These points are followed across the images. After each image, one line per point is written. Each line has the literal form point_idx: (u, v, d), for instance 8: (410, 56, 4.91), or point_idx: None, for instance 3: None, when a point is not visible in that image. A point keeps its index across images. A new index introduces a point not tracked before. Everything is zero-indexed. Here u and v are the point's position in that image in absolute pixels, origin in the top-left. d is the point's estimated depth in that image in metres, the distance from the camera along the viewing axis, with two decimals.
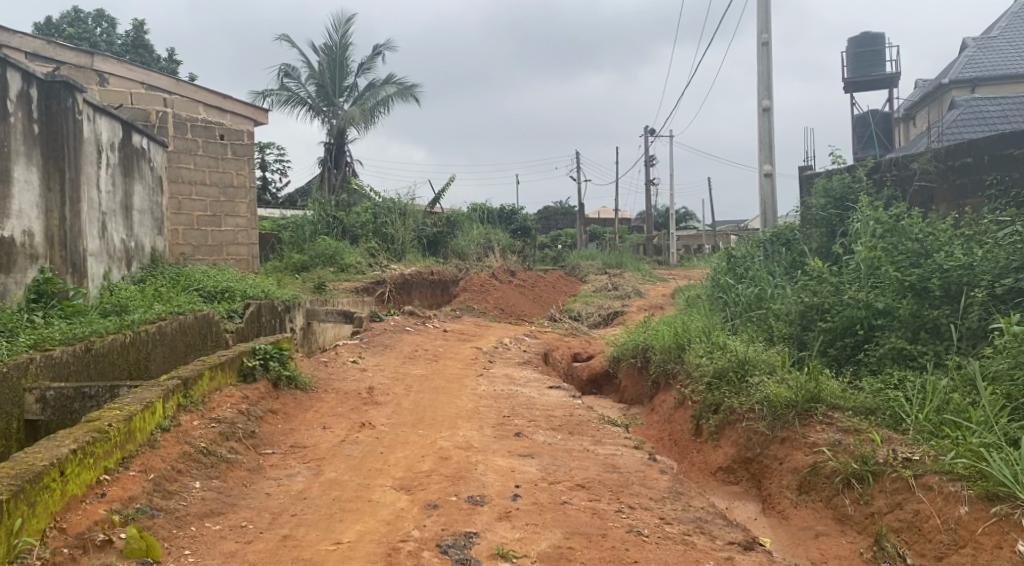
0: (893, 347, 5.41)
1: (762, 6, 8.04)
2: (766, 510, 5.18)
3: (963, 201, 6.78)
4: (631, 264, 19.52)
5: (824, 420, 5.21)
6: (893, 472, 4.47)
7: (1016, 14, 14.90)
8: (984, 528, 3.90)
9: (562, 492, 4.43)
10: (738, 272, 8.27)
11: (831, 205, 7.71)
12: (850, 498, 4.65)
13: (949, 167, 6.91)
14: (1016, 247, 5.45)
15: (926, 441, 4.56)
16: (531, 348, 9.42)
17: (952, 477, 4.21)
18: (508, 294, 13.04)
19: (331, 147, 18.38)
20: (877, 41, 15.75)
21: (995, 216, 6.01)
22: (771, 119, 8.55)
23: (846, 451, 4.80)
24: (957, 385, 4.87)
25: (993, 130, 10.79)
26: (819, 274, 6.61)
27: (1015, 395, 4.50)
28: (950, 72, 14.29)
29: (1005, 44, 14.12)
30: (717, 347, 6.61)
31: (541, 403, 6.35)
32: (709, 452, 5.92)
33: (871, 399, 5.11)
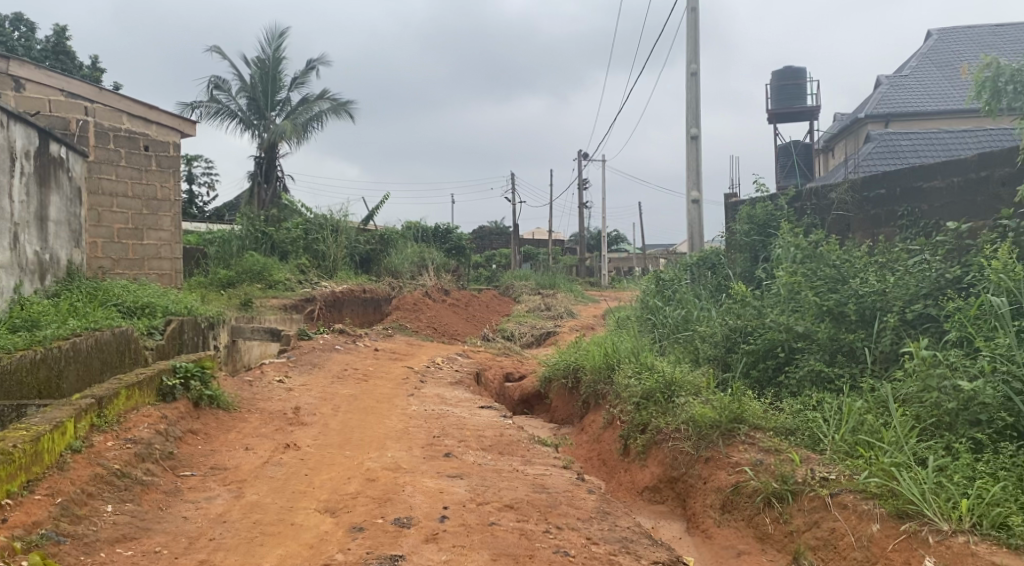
0: (812, 370, 5.60)
1: (691, 38, 8.28)
2: (690, 528, 5.28)
3: (877, 230, 7.10)
4: (565, 285, 19.72)
5: (745, 440, 5.35)
6: (811, 491, 4.62)
7: (925, 55, 15.75)
8: (894, 545, 4.05)
9: (490, 514, 4.41)
10: (667, 294, 8.43)
11: (754, 231, 8.00)
12: (770, 516, 4.77)
13: (864, 198, 7.23)
14: (924, 274, 5.74)
15: (842, 461, 4.73)
16: (462, 367, 9.39)
17: (865, 495, 4.38)
18: (441, 312, 12.98)
19: (262, 161, 18.06)
20: (799, 75, 16.44)
21: (906, 246, 6.31)
22: (699, 147, 8.80)
23: (767, 471, 4.93)
24: (870, 407, 5.07)
25: (903, 163, 11.36)
26: (743, 298, 6.83)
27: (924, 416, 4.71)
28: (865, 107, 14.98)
29: (916, 83, 14.89)
30: (645, 368, 6.72)
31: (471, 423, 6.32)
32: (636, 472, 6.01)
33: (791, 420, 5.29)
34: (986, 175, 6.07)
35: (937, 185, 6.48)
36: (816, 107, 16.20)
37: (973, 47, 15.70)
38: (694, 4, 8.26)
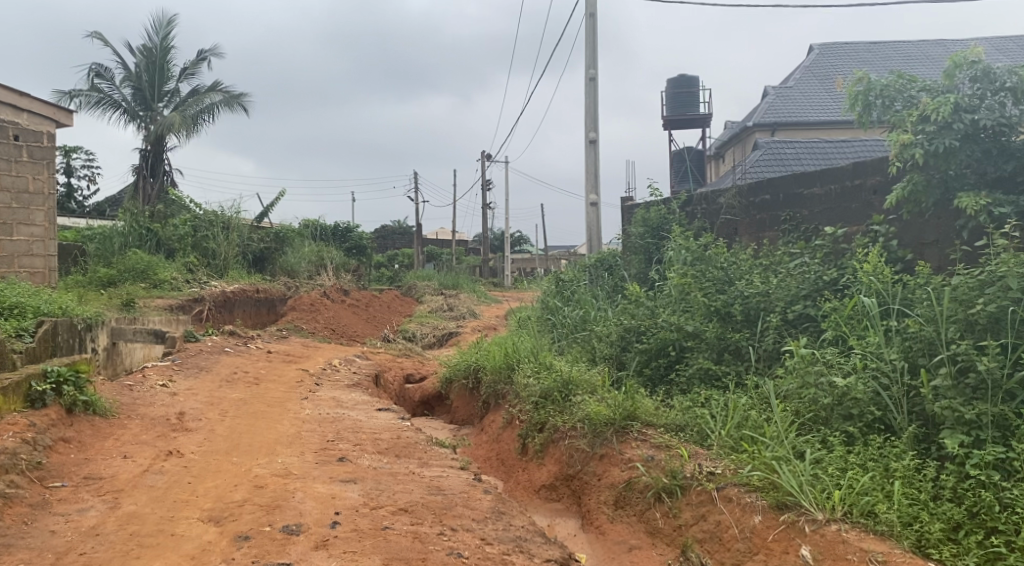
0: (701, 367, 5.80)
1: (589, 44, 8.43)
2: (585, 525, 5.38)
3: (761, 234, 7.44)
4: (467, 285, 19.72)
5: (638, 437, 5.48)
6: (698, 486, 4.77)
7: (806, 68, 16.62)
8: (774, 536, 4.22)
9: (383, 518, 4.34)
10: (566, 294, 8.55)
11: (649, 234, 8.28)
12: (660, 511, 4.90)
13: (750, 203, 7.55)
14: (804, 276, 6.05)
15: (728, 455, 4.91)
16: (360, 369, 9.23)
17: (748, 488, 4.56)
18: (340, 313, 12.73)
19: (148, 155, 17.22)
20: (692, 84, 16.97)
21: (787, 249, 6.64)
22: (597, 151, 8.97)
23: (658, 467, 5.06)
24: (754, 403, 5.29)
25: (785, 170, 11.96)
26: (637, 299, 7.02)
27: (802, 412, 4.95)
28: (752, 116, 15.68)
29: (798, 94, 15.69)
30: (544, 368, 6.79)
31: (367, 426, 6.21)
32: (534, 470, 6.07)
33: (680, 417, 5.45)
34: (859, 184, 6.42)
35: (816, 192, 6.82)
36: (708, 115, 16.82)
37: (850, 62, 16.69)
38: (591, 11, 8.41)
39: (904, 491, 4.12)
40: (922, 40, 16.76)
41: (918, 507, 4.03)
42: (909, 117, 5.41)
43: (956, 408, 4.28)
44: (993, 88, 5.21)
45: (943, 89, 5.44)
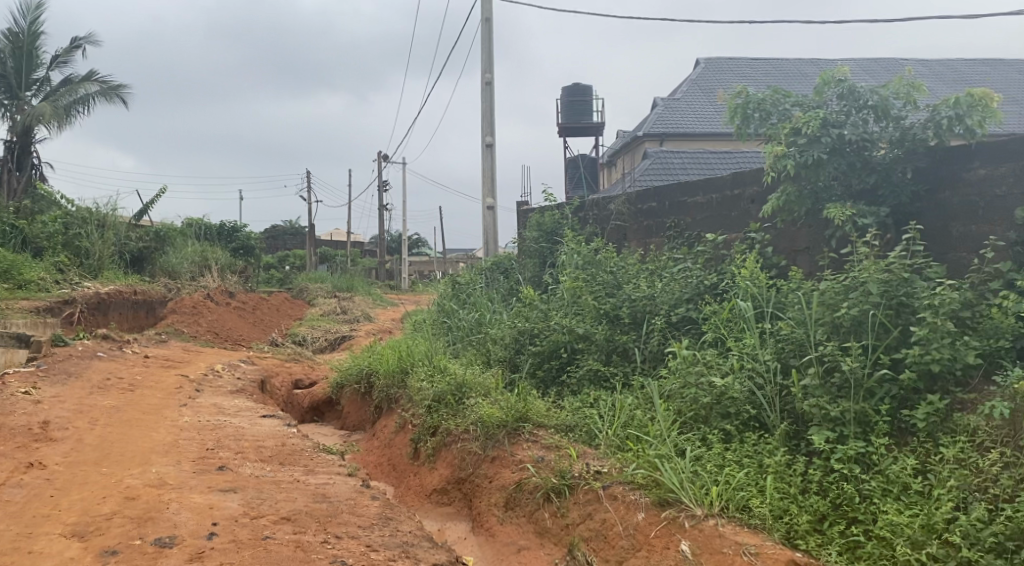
0: (590, 369, 5.92)
1: (485, 48, 8.48)
2: (475, 528, 5.38)
3: (648, 239, 7.68)
4: (361, 288, 19.41)
5: (529, 438, 5.53)
6: (586, 485, 4.85)
7: (693, 81, 17.30)
8: (656, 532, 4.34)
9: (264, 527, 4.20)
10: (461, 298, 8.56)
11: (543, 238, 8.41)
12: (548, 511, 4.96)
13: (639, 209, 7.78)
14: (688, 281, 6.28)
15: (614, 455, 5.03)
16: (246, 374, 8.91)
17: (633, 486, 4.68)
18: (225, 316, 12.26)
19: (14, 146, 16.09)
20: (586, 93, 17.42)
21: (672, 255, 6.87)
22: (493, 155, 9.02)
23: (547, 467, 5.12)
24: (639, 403, 5.45)
25: (672, 179, 12.41)
26: (531, 302, 7.10)
27: (684, 411, 5.13)
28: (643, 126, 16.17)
29: (686, 106, 16.31)
30: (437, 371, 6.76)
31: (251, 433, 6.00)
32: (425, 475, 6.03)
33: (570, 417, 5.54)
34: (738, 193, 6.72)
35: (699, 201, 7.10)
36: (601, 124, 17.25)
37: (733, 76, 17.50)
38: (488, 15, 8.47)
39: (775, 485, 4.33)
40: (799, 59, 17.78)
41: (788, 500, 4.24)
42: (782, 130, 5.71)
43: (822, 405, 4.54)
44: (858, 106, 5.53)
45: (813, 104, 5.78)
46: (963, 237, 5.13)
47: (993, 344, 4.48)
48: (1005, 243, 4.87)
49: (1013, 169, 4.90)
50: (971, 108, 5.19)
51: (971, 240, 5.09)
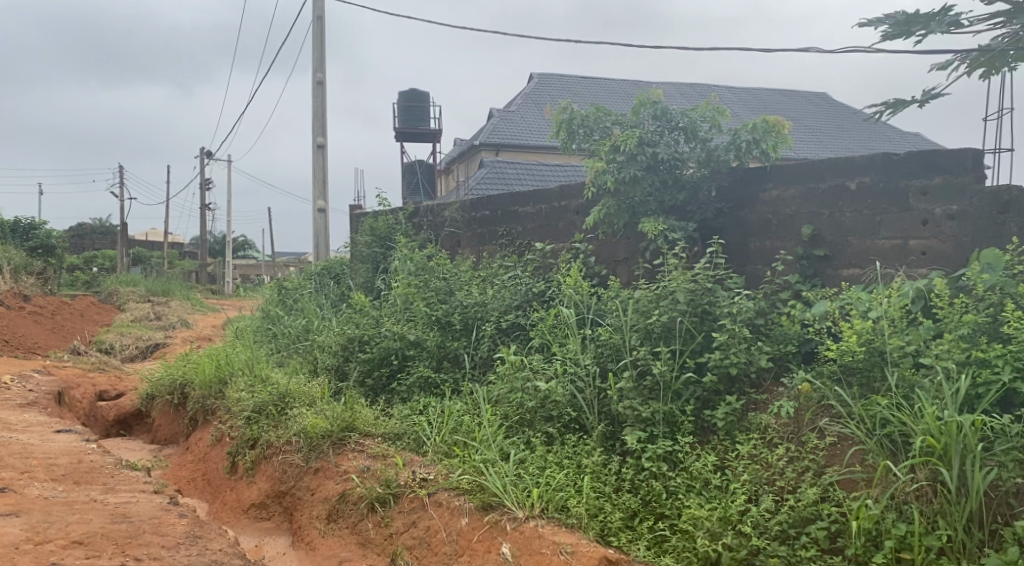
0: (421, 376, 5.89)
1: (318, 47, 8.27)
2: (295, 542, 5.18)
3: (481, 247, 7.80)
4: (181, 292, 18.24)
5: (356, 447, 5.41)
6: (411, 493, 4.81)
7: (528, 94, 17.79)
8: (478, 536, 4.36)
9: (50, 553, 3.83)
10: (288, 303, 8.26)
11: (376, 244, 8.30)
12: (372, 521, 4.86)
13: (472, 217, 7.88)
14: (517, 288, 6.41)
15: (440, 461, 5.02)
16: (40, 387, 8.09)
17: (457, 492, 4.70)
18: (18, 322, 11.08)
19: None
20: (423, 99, 17.40)
21: (502, 262, 7.00)
22: (325, 156, 8.80)
23: (373, 477, 5.03)
24: (467, 409, 5.48)
25: (507, 188, 12.66)
26: (361, 308, 6.98)
27: (510, 415, 5.23)
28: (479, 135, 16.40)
29: (521, 118, 16.74)
30: (259, 380, 6.47)
31: (41, 451, 5.46)
32: (243, 489, 5.75)
33: (399, 425, 5.48)
34: (565, 205, 6.95)
35: (529, 211, 7.28)
36: (437, 131, 17.31)
37: (565, 92, 18.19)
38: (320, 14, 8.27)
39: (592, 485, 4.50)
40: (626, 80, 18.78)
41: (603, 499, 4.43)
42: (603, 146, 5.99)
43: (635, 407, 4.78)
44: (670, 127, 5.91)
45: (631, 123, 6.06)
46: (759, 251, 5.63)
47: (782, 349, 4.92)
48: (793, 257, 5.39)
49: (800, 191, 5.43)
50: (764, 133, 5.73)
51: (766, 254, 5.59)
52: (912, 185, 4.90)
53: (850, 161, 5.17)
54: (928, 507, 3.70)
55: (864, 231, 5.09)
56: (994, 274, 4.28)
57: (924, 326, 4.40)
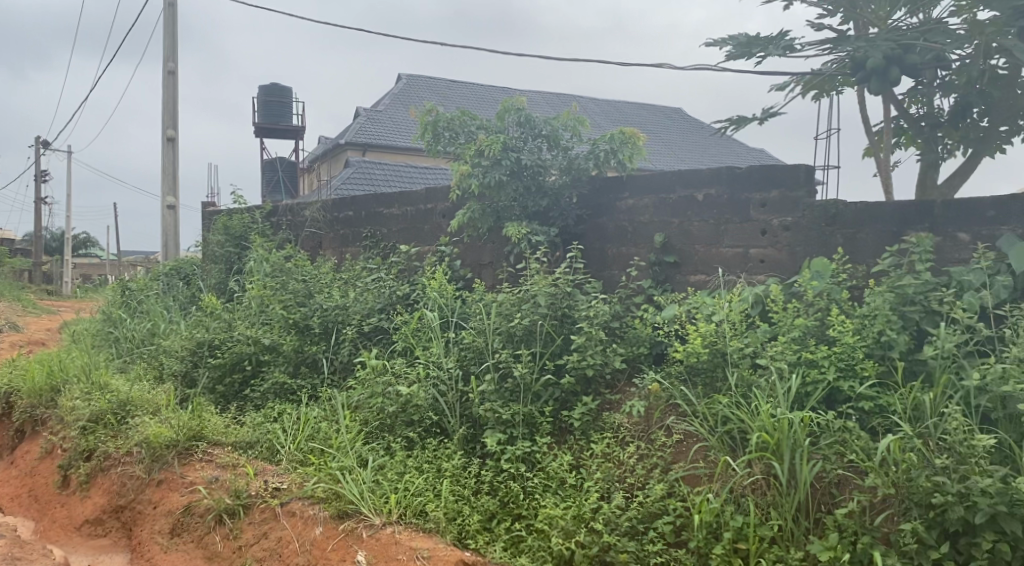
0: (276, 382, 5.66)
1: (169, 34, 7.83)
2: (133, 559, 4.82)
3: (344, 249, 7.63)
4: (10, 293, 16.70)
5: (203, 457, 5.14)
6: (262, 503, 4.62)
7: (395, 94, 17.63)
8: (332, 545, 4.23)
9: None
10: (132, 305, 7.75)
11: (230, 243, 7.95)
12: (220, 534, 4.61)
13: (335, 218, 7.70)
14: (380, 291, 6.31)
15: (295, 469, 4.85)
16: None
17: (312, 500, 4.55)
18: None
19: None
20: (286, 95, 16.86)
21: (365, 265, 6.88)
22: (176, 150, 8.34)
23: (221, 488, 4.78)
24: (325, 415, 5.33)
25: (374, 189, 12.47)
26: (213, 310, 6.65)
27: (370, 421, 5.12)
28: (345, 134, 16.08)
29: (388, 119, 16.56)
30: (96, 388, 6.02)
31: None
32: (75, 505, 5.32)
33: (252, 433, 5.25)
34: (431, 207, 6.91)
35: (394, 212, 7.20)
36: (301, 128, 16.86)
37: (434, 95, 18.19)
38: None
39: (451, 488, 4.49)
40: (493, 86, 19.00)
41: (461, 502, 4.42)
42: (467, 149, 5.98)
43: (496, 410, 4.78)
44: (534, 134, 5.99)
45: (496, 128, 6.08)
46: (616, 257, 5.84)
47: (635, 351, 5.11)
48: (647, 263, 5.62)
49: (653, 200, 5.68)
50: (621, 144, 5.93)
51: (621, 260, 5.81)
52: (753, 197, 5.23)
53: (698, 173, 5.46)
54: (762, 499, 3.94)
55: (710, 239, 5.39)
56: (821, 281, 4.63)
57: (761, 329, 4.70)
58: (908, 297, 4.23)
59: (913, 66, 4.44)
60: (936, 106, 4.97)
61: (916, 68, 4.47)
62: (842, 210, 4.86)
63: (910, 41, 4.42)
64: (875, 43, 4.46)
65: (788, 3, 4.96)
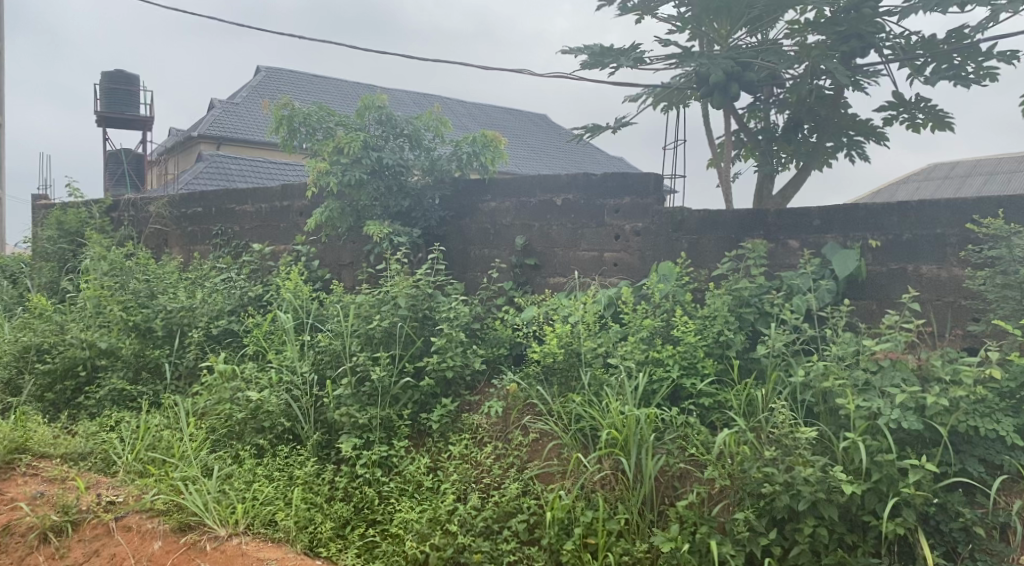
0: (113, 389, 5.29)
1: None
2: None
3: (192, 247, 7.26)
4: None
5: (26, 471, 4.73)
6: (94, 518, 4.30)
7: (252, 86, 16.96)
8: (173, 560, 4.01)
9: None
10: None
11: (62, 239, 7.38)
12: (44, 554, 4.19)
13: (182, 214, 7.32)
14: (231, 292, 6.03)
15: (132, 482, 4.55)
16: None
17: (151, 514, 4.30)
18: None
19: None
20: (132, 83, 15.86)
21: (214, 264, 6.57)
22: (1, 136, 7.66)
23: (46, 504, 4.39)
24: (167, 423, 5.01)
25: (228, 184, 12.00)
26: (42, 312, 6.13)
27: (217, 428, 4.87)
28: (198, 126, 15.32)
29: (246, 112, 15.93)
30: None
31: None
32: None
33: (84, 444, 4.87)
34: (287, 205, 6.68)
35: (247, 209, 6.91)
36: (149, 118, 15.90)
37: (295, 89, 17.68)
38: None
39: (303, 496, 4.32)
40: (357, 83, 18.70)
41: (314, 510, 4.27)
42: (325, 147, 5.82)
43: (352, 414, 4.63)
44: (395, 133, 5.91)
45: (355, 125, 5.89)
46: (477, 259, 5.89)
47: (495, 351, 5.12)
48: (507, 265, 5.70)
49: (513, 203, 5.76)
50: (483, 147, 5.97)
51: (482, 262, 5.86)
52: (607, 203, 5.39)
53: (556, 179, 5.59)
54: (611, 493, 4.06)
55: (567, 243, 5.53)
56: (668, 283, 4.87)
57: (613, 329, 4.85)
58: (745, 299, 4.52)
59: (750, 83, 4.76)
60: (772, 121, 5.35)
61: (753, 85, 4.78)
62: (688, 216, 5.13)
63: (747, 59, 4.73)
64: (716, 60, 4.74)
65: (640, 17, 5.14)
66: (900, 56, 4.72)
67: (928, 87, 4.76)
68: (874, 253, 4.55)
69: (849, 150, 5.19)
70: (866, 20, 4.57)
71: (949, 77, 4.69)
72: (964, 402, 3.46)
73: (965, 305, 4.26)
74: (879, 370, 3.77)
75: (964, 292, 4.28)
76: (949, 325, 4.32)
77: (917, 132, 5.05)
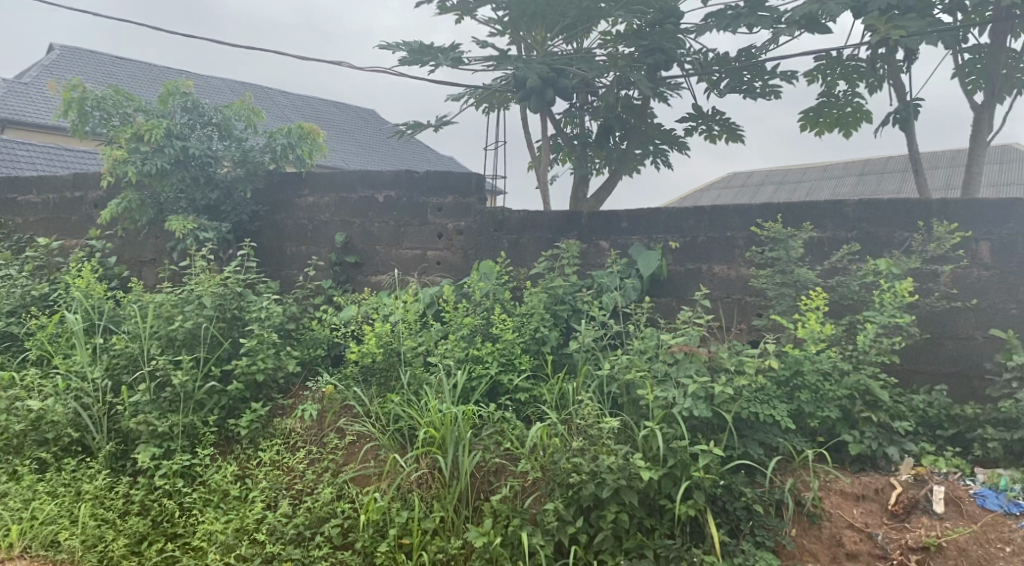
0: None
1: None
2: None
3: None
4: None
5: None
6: None
7: (44, 66, 15.44)
8: None
9: None
10: None
11: None
12: None
13: None
14: (10, 291, 5.44)
15: None
16: None
17: None
18: None
19: None
20: None
21: None
22: None
23: None
24: None
25: (13, 172, 10.92)
26: None
27: None
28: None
29: (36, 93, 14.52)
30: None
31: None
32: None
33: None
34: (80, 196, 6.13)
35: (33, 199, 6.31)
36: None
37: (98, 72, 16.42)
38: None
39: (92, 512, 3.96)
40: (169, 69, 17.57)
41: (105, 526, 3.92)
42: (123, 133, 5.39)
43: (150, 422, 4.30)
44: (202, 123, 5.57)
45: (158, 113, 5.51)
46: (294, 257, 5.72)
47: (312, 353, 4.96)
48: (326, 263, 5.57)
49: (333, 200, 5.62)
50: (299, 139, 5.74)
51: (300, 259, 5.70)
52: (428, 201, 5.37)
53: (377, 175, 5.50)
54: (427, 492, 3.97)
55: (388, 241, 5.47)
56: (488, 281, 4.88)
57: (434, 328, 4.72)
58: (559, 297, 4.66)
59: (564, 88, 4.92)
60: (587, 127, 5.57)
61: (567, 91, 4.95)
62: (509, 217, 5.22)
63: (561, 66, 4.90)
64: (531, 65, 4.84)
65: (460, 17, 5.17)
66: (698, 70, 5.11)
67: (721, 100, 5.19)
68: (674, 253, 4.88)
69: (655, 158, 5.53)
70: (668, 35, 4.85)
71: (740, 91, 5.15)
72: (746, 390, 3.77)
73: (751, 302, 4.64)
74: (676, 363, 4.02)
75: (750, 290, 4.66)
76: (736, 320, 4.69)
77: (714, 142, 5.45)
